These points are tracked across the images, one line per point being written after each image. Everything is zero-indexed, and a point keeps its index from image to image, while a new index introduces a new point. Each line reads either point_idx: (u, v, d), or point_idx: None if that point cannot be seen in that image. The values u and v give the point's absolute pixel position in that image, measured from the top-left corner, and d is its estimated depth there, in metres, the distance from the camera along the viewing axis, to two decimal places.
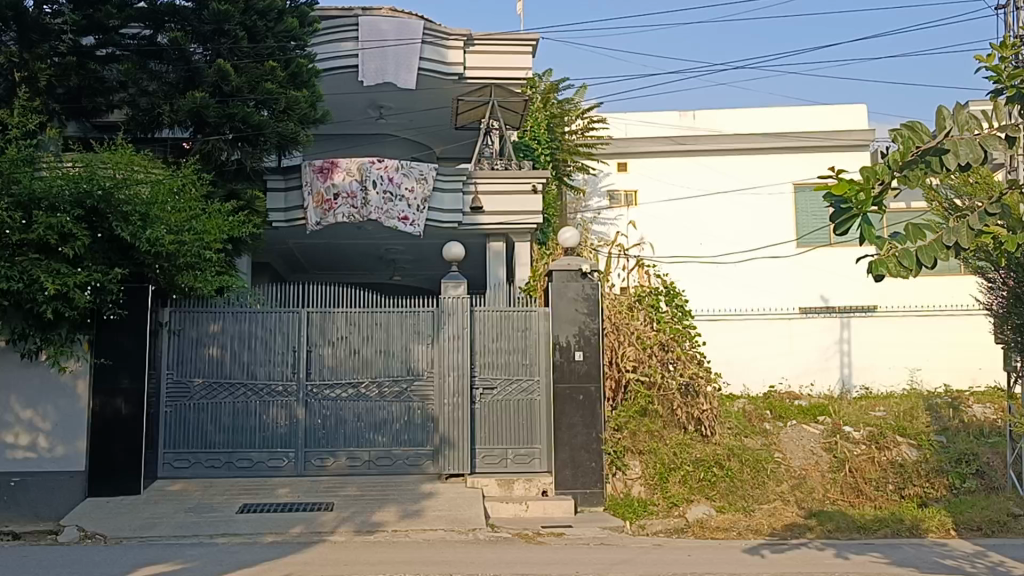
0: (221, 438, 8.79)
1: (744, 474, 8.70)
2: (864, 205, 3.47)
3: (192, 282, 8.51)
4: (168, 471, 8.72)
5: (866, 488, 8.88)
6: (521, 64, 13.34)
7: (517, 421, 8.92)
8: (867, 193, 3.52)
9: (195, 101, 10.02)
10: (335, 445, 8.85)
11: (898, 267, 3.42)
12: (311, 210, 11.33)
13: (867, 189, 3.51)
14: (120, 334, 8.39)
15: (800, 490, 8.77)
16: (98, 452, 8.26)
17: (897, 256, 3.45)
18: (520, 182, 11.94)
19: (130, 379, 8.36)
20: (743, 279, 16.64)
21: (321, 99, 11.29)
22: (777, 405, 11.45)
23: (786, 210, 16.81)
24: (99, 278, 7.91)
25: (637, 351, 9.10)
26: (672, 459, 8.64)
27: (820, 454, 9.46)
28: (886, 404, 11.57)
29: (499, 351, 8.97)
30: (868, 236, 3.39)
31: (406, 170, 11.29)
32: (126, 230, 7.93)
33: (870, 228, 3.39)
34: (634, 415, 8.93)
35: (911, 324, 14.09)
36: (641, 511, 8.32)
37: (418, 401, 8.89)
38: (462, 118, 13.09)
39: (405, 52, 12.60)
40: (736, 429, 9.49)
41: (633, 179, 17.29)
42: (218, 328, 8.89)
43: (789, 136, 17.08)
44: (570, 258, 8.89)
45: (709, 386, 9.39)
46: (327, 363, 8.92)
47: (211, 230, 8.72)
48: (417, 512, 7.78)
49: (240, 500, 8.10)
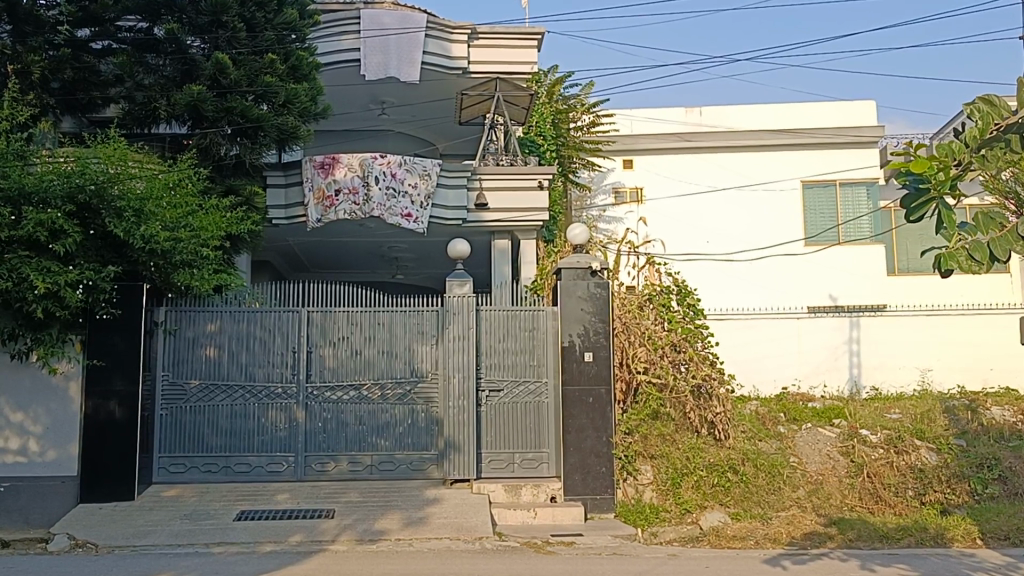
0: (218, 442, 8.50)
1: (760, 479, 8.41)
2: (944, 188, 3.46)
3: (189, 280, 8.27)
4: (162, 476, 8.44)
5: (885, 494, 8.58)
6: (527, 58, 13.04)
7: (524, 424, 8.65)
8: (947, 174, 3.47)
9: (193, 94, 9.69)
10: (336, 449, 8.56)
11: (970, 262, 3.33)
12: (312, 206, 11.02)
13: (949, 169, 3.45)
14: (113, 333, 8.10)
15: (818, 496, 8.47)
16: (91, 456, 7.96)
17: (968, 247, 3.36)
18: (526, 179, 11.66)
19: (125, 382, 8.07)
20: (752, 278, 16.36)
21: (321, 93, 11.02)
22: (790, 407, 11.14)
23: (795, 208, 16.51)
24: (91, 276, 7.60)
25: (649, 352, 8.81)
26: (684, 464, 8.33)
27: (837, 458, 9.15)
28: (901, 406, 11.26)
29: (506, 352, 8.70)
30: (947, 222, 3.34)
31: (409, 165, 11.00)
32: (120, 226, 7.62)
33: (950, 214, 3.34)
34: (644, 418, 8.67)
35: (923, 324, 13.77)
36: (652, 518, 8.03)
37: (421, 404, 8.60)
38: (466, 112, 12.79)
39: (410, 43, 12.31)
40: (750, 433, 9.20)
41: (639, 176, 16.98)
42: (216, 327, 8.60)
43: (798, 131, 16.73)
44: (579, 256, 8.63)
45: (722, 388, 9.09)
46: (328, 364, 8.64)
47: (207, 227, 8.49)
48: (421, 519, 7.49)
49: (237, 507, 7.80)
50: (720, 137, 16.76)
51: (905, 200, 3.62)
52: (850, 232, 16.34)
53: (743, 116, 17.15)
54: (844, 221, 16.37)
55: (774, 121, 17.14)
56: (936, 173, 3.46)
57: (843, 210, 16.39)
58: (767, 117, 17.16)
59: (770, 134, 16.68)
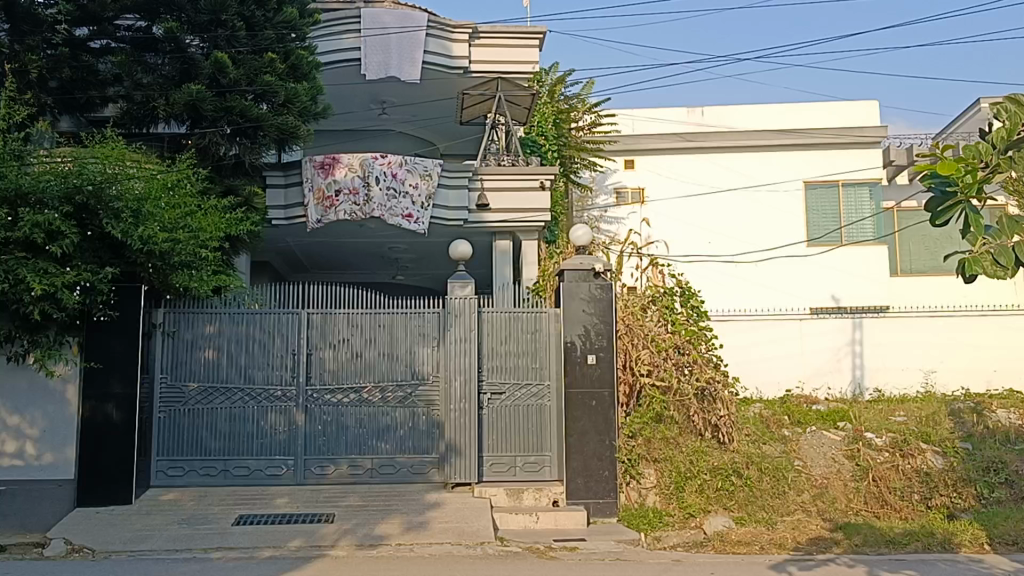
0: (216, 445, 8.41)
1: (764, 483, 8.32)
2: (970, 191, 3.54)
3: (187, 281, 8.17)
4: (161, 480, 8.35)
5: (890, 497, 8.48)
6: (529, 58, 12.94)
7: (526, 428, 8.56)
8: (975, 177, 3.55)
9: (192, 93, 9.60)
10: (336, 453, 8.47)
11: (995, 268, 3.39)
12: (312, 207, 10.93)
13: (976, 172, 3.54)
14: (111, 336, 8.02)
15: (823, 500, 8.39)
16: (88, 459, 7.87)
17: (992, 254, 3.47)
18: (528, 179, 11.57)
19: (122, 384, 7.98)
20: (754, 278, 16.28)
21: (322, 92, 10.96)
22: (795, 410, 11.05)
23: (797, 208, 16.42)
24: (88, 277, 7.51)
25: (652, 354, 8.72)
26: (688, 467, 8.25)
27: (842, 462, 9.06)
28: (906, 408, 11.17)
29: (508, 354, 8.61)
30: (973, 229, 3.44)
31: (410, 165, 10.91)
32: (117, 227, 7.52)
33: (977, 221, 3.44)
34: (648, 422, 8.57)
35: (926, 326, 13.67)
36: (656, 522, 7.95)
37: (422, 407, 8.51)
38: (467, 112, 12.70)
39: (410, 43, 12.23)
40: (754, 436, 9.11)
41: (640, 177, 16.89)
42: (215, 329, 8.52)
43: (801, 131, 16.62)
44: (582, 257, 8.54)
45: (726, 390, 9.00)
46: (328, 366, 8.55)
47: (206, 228, 8.42)
48: (422, 523, 7.40)
49: (236, 511, 7.72)
50: (722, 137, 16.67)
51: (931, 202, 3.69)
52: (852, 234, 16.28)
53: (746, 116, 17.04)
54: (847, 222, 16.30)
55: (776, 121, 17.06)
56: (963, 176, 3.54)
57: (845, 211, 16.32)
58: (770, 117, 17.08)
59: (773, 134, 16.58)
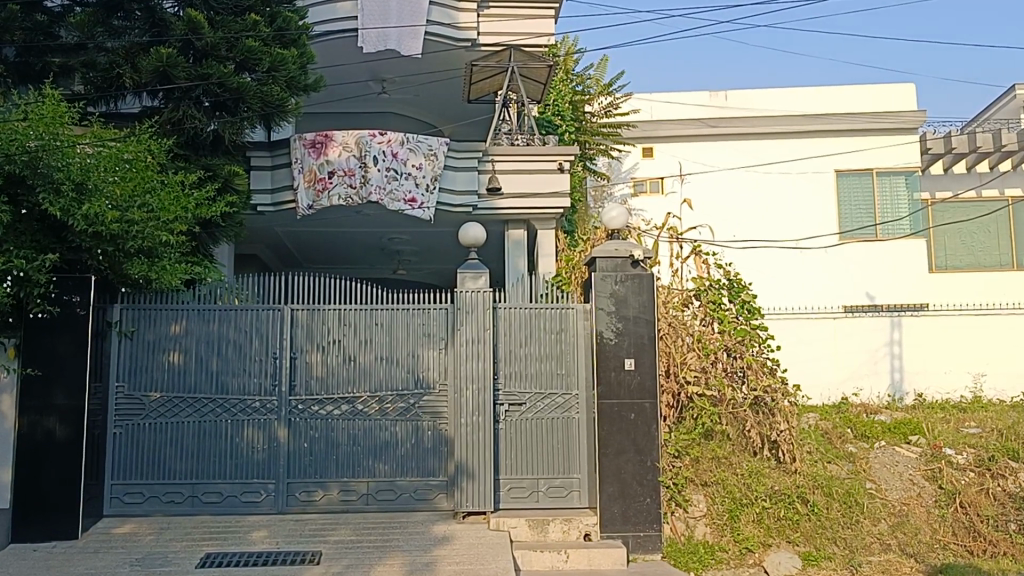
0: (183, 466, 7.08)
1: (833, 511, 7.09)
2: None
3: (146, 271, 6.88)
4: (116, 508, 7.02)
5: (983, 528, 7.14)
6: (542, 28, 11.61)
7: (550, 445, 7.21)
8: None
9: (163, 57, 8.26)
10: (325, 475, 7.14)
11: None
12: (302, 190, 9.62)
13: None
14: (54, 336, 6.70)
15: (904, 531, 7.11)
16: (26, 484, 6.57)
17: None
18: (545, 160, 10.20)
19: (67, 396, 6.65)
20: (784, 273, 14.95)
21: (313, 62, 9.35)
22: (856, 420, 9.67)
23: (830, 199, 15.00)
24: (20, 265, 6.24)
25: (698, 360, 7.44)
26: (744, 493, 6.99)
27: (922, 484, 7.80)
28: (981, 418, 9.82)
29: (529, 358, 7.28)
30: None
31: (412, 144, 9.58)
32: (57, 204, 6.22)
33: None
34: (696, 438, 7.26)
35: (981, 326, 12.30)
36: (707, 560, 6.72)
37: (427, 420, 7.18)
38: (473, 89, 11.31)
39: (411, 11, 10.76)
40: (817, 454, 7.81)
41: (660, 164, 15.77)
42: (180, 329, 7.19)
43: (841, 116, 15.18)
44: (617, 243, 7.23)
45: (786, 401, 7.71)
46: (315, 373, 7.22)
47: (170, 207, 7.11)
48: (427, 565, 6.06)
49: (202, 548, 6.37)
50: (752, 121, 15.30)
51: None
52: (889, 232, 14.79)
53: (778, 98, 15.62)
54: (883, 219, 14.84)
55: (815, 104, 15.57)
56: None
57: (881, 206, 14.88)
58: (806, 99, 15.61)
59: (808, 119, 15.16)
